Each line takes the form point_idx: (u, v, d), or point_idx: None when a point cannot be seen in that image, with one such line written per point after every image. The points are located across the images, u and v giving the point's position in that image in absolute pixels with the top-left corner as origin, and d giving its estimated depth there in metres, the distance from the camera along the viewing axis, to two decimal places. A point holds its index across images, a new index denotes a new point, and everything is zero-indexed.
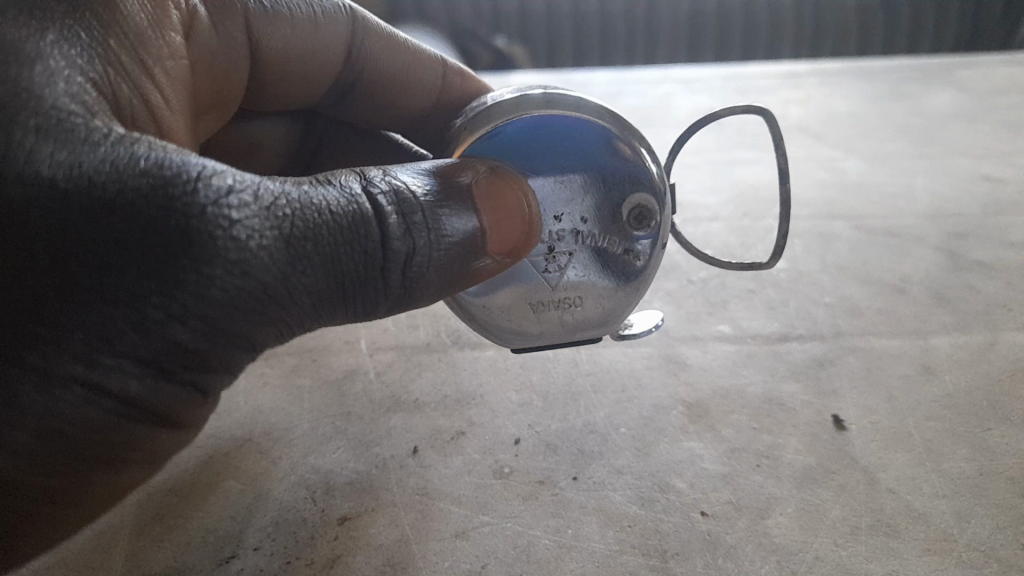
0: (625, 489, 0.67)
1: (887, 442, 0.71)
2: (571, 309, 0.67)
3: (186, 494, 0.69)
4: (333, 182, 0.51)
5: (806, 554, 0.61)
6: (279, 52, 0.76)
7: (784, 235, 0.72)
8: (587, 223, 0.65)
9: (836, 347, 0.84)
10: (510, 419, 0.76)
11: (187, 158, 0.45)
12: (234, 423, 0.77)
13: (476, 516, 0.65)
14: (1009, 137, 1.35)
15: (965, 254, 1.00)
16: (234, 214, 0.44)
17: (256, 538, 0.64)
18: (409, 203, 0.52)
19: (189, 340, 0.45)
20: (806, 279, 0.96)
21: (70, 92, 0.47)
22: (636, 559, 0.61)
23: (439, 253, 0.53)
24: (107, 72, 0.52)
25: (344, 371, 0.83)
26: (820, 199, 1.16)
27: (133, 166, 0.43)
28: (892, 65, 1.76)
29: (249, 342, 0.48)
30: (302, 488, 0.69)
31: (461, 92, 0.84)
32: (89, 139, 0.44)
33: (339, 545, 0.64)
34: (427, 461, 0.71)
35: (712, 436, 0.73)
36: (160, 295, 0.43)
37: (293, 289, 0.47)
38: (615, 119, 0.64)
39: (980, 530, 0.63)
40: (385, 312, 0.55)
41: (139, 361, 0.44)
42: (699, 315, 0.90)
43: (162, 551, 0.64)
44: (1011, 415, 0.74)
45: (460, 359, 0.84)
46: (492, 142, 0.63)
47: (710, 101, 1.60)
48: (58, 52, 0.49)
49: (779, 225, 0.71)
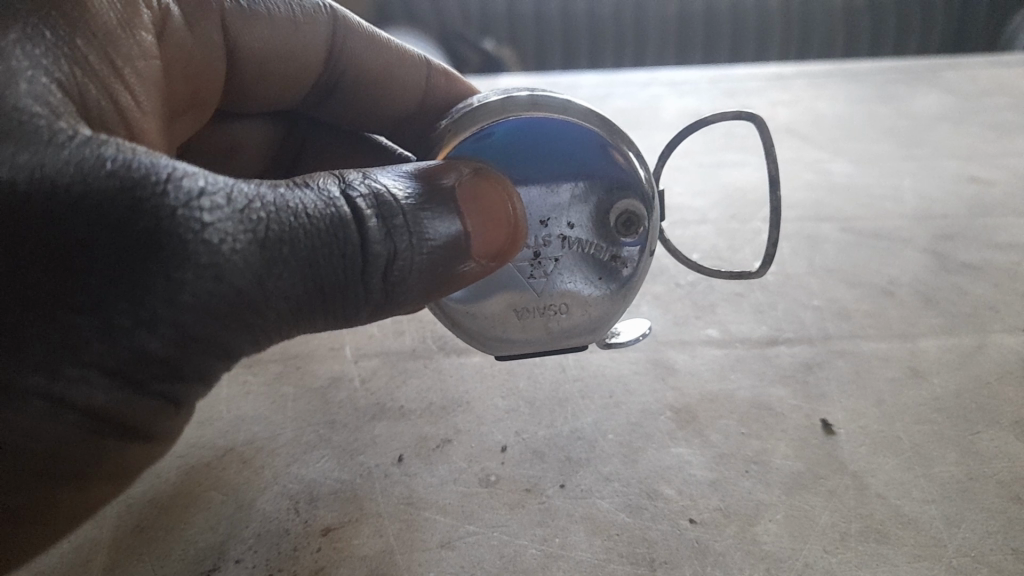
0: (613, 497, 0.67)
1: (875, 446, 0.71)
2: (556, 317, 0.66)
3: (167, 506, 0.68)
4: (310, 185, 0.50)
5: (795, 561, 0.60)
6: (257, 52, 0.75)
7: (774, 243, 0.71)
8: (575, 228, 0.65)
9: (825, 350, 0.83)
10: (496, 426, 0.75)
11: (157, 160, 0.44)
12: (217, 433, 0.76)
13: (461, 526, 0.64)
14: (996, 138, 1.35)
15: (952, 256, 1.00)
16: (206, 217, 0.44)
17: (238, 550, 0.63)
18: (389, 206, 0.51)
19: (160, 349, 0.44)
20: (794, 282, 0.96)
21: (33, 93, 0.46)
22: (624, 568, 0.60)
23: (422, 257, 0.52)
24: (75, 73, 0.52)
25: (329, 378, 0.83)
26: (808, 201, 1.16)
27: (100, 168, 0.42)
28: (879, 66, 1.76)
29: (223, 350, 0.47)
30: (286, 498, 0.68)
31: (446, 94, 0.83)
32: (54, 142, 0.43)
33: (322, 557, 0.63)
34: (413, 470, 0.70)
35: (700, 441, 0.72)
36: (127, 301, 0.42)
37: (269, 294, 0.46)
38: (603, 123, 0.63)
39: (970, 535, 0.62)
40: (367, 318, 0.54)
41: (106, 371, 0.43)
42: (686, 319, 0.90)
43: (141, 565, 0.63)
44: (1000, 418, 0.73)
45: (446, 365, 0.83)
46: (480, 145, 0.62)
47: (698, 103, 1.59)
48: (22, 52, 0.49)
49: (768, 233, 0.71)
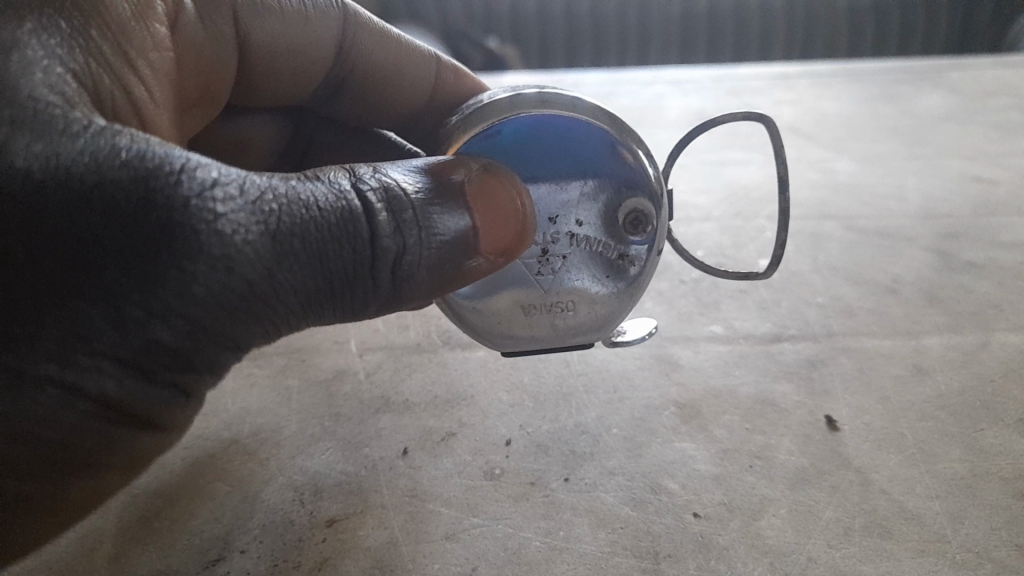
0: (617, 490, 0.67)
1: (879, 443, 0.71)
2: (563, 314, 0.66)
3: (172, 497, 0.68)
4: (321, 178, 0.50)
5: (799, 555, 0.61)
6: (268, 48, 0.75)
7: (782, 245, 0.71)
8: (583, 226, 0.65)
9: (828, 347, 0.84)
10: (500, 420, 0.75)
11: (170, 151, 0.44)
12: (222, 425, 0.76)
13: (465, 518, 0.64)
14: (1000, 138, 1.35)
15: (956, 254, 1.00)
16: (219, 208, 0.44)
17: (243, 541, 0.64)
18: (399, 201, 0.51)
19: (171, 340, 0.44)
20: (798, 279, 0.96)
21: (48, 82, 0.46)
22: (628, 561, 0.60)
23: (431, 252, 0.53)
24: (89, 63, 0.52)
25: (333, 372, 0.83)
26: (812, 200, 1.16)
27: (114, 158, 0.42)
28: (883, 66, 1.76)
29: (233, 341, 0.47)
30: (291, 490, 0.68)
31: (455, 89, 0.83)
32: (68, 131, 0.43)
33: (327, 548, 0.63)
34: (417, 463, 0.70)
35: (704, 437, 0.72)
36: (140, 292, 0.42)
37: (279, 286, 0.47)
38: (612, 121, 0.64)
39: (974, 531, 0.62)
40: (376, 312, 0.54)
41: (119, 361, 0.43)
42: (691, 315, 0.90)
43: (146, 555, 0.63)
44: (1003, 416, 0.74)
45: (451, 360, 0.84)
46: (489, 142, 0.63)
47: (702, 101, 1.59)
48: (37, 42, 0.49)
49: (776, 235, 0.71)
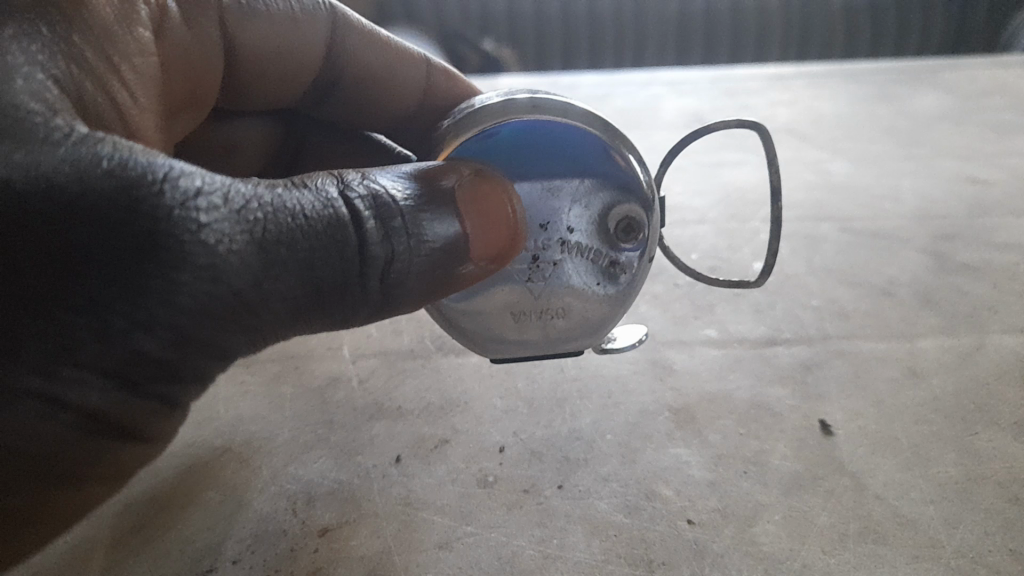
0: (612, 497, 0.66)
1: (874, 447, 0.71)
2: (554, 320, 0.66)
3: (164, 506, 0.68)
4: (309, 185, 0.50)
5: (793, 561, 0.60)
6: (255, 50, 0.75)
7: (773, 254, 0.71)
8: (575, 233, 0.65)
9: (823, 350, 0.83)
10: (495, 426, 0.75)
11: (154, 159, 0.44)
12: (214, 432, 0.76)
13: (459, 527, 0.64)
14: (995, 138, 1.35)
15: (951, 256, 1.00)
16: (203, 218, 0.43)
17: (235, 551, 0.63)
18: (387, 207, 0.51)
19: (158, 350, 0.44)
20: (792, 281, 0.96)
21: (30, 90, 0.46)
22: (622, 568, 0.60)
23: (420, 258, 0.52)
24: (71, 69, 0.52)
25: (327, 378, 0.82)
26: (807, 201, 1.16)
27: (97, 167, 0.42)
28: (879, 66, 1.76)
29: (219, 351, 0.47)
30: (283, 499, 0.68)
31: (446, 92, 0.83)
32: (49, 140, 0.43)
33: (320, 557, 0.63)
34: (411, 470, 0.70)
35: (699, 442, 0.72)
36: (124, 303, 0.42)
37: (265, 295, 0.46)
38: (605, 126, 0.63)
39: (968, 535, 0.62)
40: (364, 319, 0.54)
41: (102, 373, 0.43)
42: (685, 319, 0.89)
43: (138, 565, 0.63)
44: (998, 419, 0.73)
45: (445, 366, 0.83)
46: (482, 145, 0.63)
47: (697, 103, 1.59)
48: (19, 48, 0.49)
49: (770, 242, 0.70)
